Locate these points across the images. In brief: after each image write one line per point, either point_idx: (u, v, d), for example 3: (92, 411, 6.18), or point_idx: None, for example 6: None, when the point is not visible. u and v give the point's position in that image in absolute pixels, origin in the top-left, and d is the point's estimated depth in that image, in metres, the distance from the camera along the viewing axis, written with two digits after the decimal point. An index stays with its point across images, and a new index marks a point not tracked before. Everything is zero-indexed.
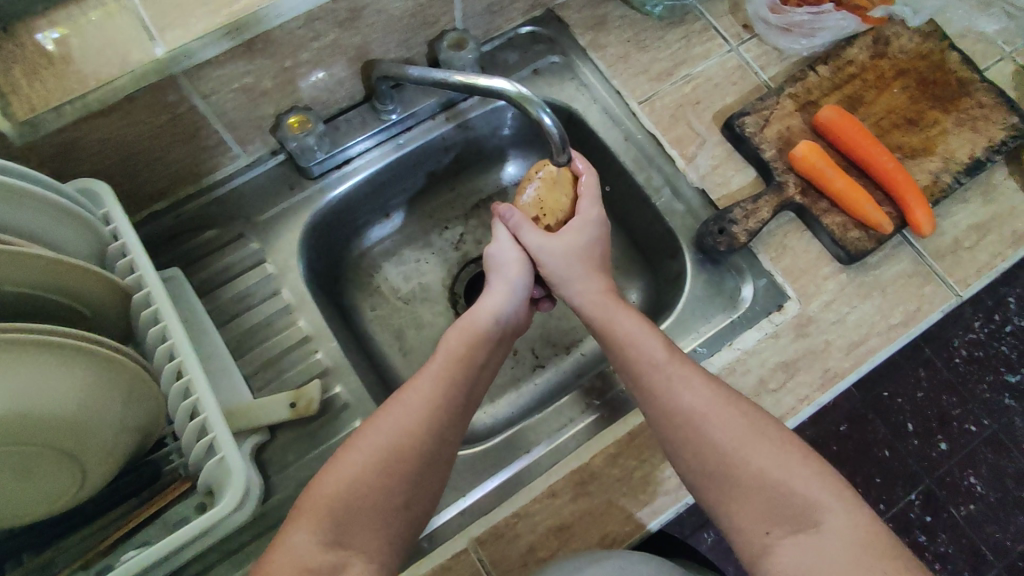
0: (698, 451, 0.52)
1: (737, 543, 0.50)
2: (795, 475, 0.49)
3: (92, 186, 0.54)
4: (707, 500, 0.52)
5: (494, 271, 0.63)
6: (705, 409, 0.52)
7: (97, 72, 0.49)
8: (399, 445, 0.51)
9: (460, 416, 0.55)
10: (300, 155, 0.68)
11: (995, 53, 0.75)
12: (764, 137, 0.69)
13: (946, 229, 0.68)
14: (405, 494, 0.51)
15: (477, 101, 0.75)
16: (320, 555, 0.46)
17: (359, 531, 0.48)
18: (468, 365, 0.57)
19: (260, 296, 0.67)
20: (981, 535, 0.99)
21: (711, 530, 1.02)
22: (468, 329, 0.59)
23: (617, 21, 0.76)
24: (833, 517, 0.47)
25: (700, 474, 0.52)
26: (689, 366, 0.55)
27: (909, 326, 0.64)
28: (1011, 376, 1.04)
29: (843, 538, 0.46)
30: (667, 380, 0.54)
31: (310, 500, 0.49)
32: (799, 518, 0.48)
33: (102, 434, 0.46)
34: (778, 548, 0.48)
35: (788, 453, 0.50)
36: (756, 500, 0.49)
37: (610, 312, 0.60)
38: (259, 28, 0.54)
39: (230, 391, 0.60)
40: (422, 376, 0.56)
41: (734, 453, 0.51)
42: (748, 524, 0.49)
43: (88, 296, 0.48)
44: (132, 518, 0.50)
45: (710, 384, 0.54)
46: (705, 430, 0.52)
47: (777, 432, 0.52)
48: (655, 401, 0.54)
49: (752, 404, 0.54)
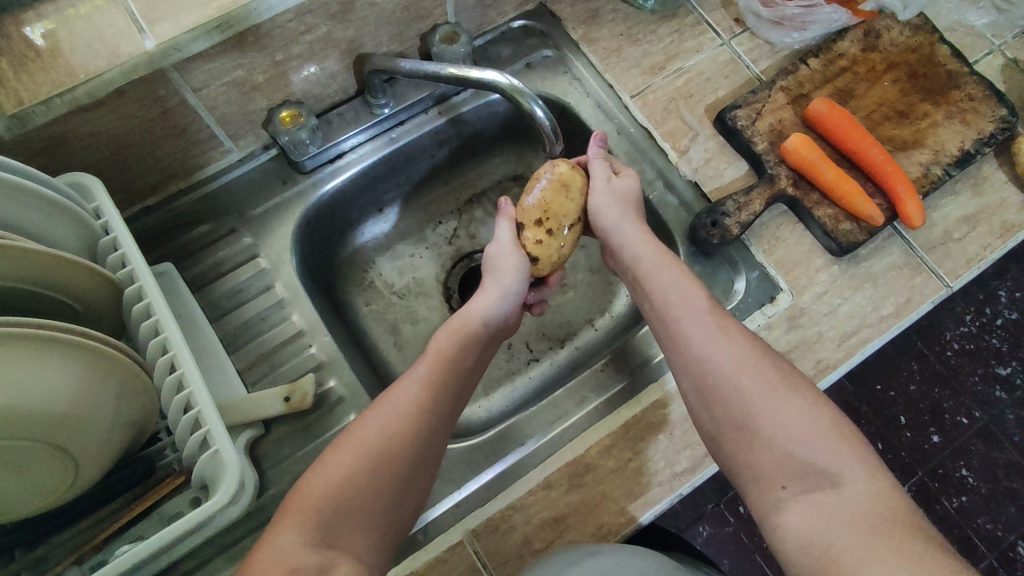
0: (725, 400, 0.52)
1: (751, 497, 0.50)
2: (820, 434, 0.49)
3: (83, 180, 0.54)
4: (724, 453, 0.52)
5: (490, 270, 0.64)
6: (738, 360, 0.53)
7: (86, 65, 0.49)
8: (393, 438, 0.52)
9: (450, 412, 0.56)
10: (292, 149, 0.68)
11: (984, 47, 0.76)
12: (756, 130, 0.69)
13: (936, 221, 0.68)
14: (394, 495, 0.51)
15: (469, 95, 0.75)
16: (306, 555, 0.45)
17: (345, 531, 0.47)
18: (454, 367, 0.57)
19: (253, 292, 0.66)
20: (974, 527, 1.00)
21: (707, 524, 1.03)
22: (459, 327, 0.60)
23: (610, 15, 0.77)
24: (851, 480, 0.47)
25: (722, 425, 0.52)
26: (727, 318, 0.56)
27: (900, 317, 0.64)
28: (1002, 369, 1.04)
29: (859, 501, 0.46)
30: (704, 330, 0.55)
31: (298, 499, 0.49)
32: (816, 476, 0.48)
33: (95, 428, 0.46)
34: (792, 505, 0.48)
35: (815, 415, 0.50)
36: (774, 453, 0.50)
37: (653, 256, 0.61)
38: (248, 22, 0.53)
39: (224, 386, 0.60)
40: (416, 370, 0.57)
41: (760, 409, 0.51)
42: (766, 476, 0.49)
43: (81, 290, 0.48)
44: (127, 513, 0.50)
45: (746, 336, 0.55)
46: (734, 383, 0.52)
47: (808, 391, 0.52)
48: (686, 349, 0.55)
49: (785, 363, 0.54)
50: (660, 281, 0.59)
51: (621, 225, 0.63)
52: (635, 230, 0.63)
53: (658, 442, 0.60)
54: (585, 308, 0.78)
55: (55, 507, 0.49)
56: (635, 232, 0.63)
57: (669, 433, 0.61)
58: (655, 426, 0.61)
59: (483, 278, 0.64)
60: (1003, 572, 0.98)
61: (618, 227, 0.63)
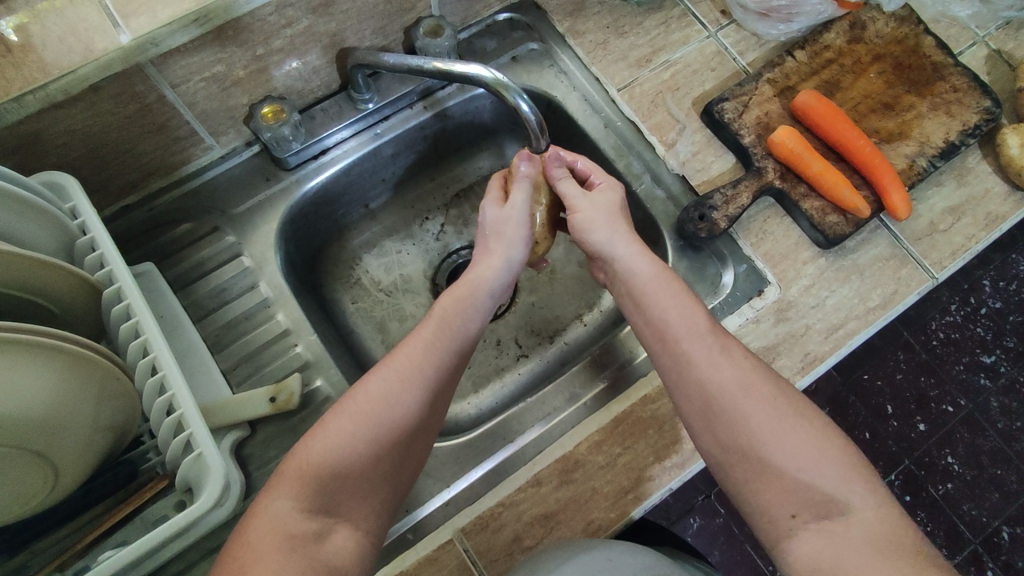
0: (728, 424, 0.51)
1: (758, 524, 0.50)
2: (828, 462, 0.50)
3: (58, 179, 0.53)
4: (731, 479, 0.52)
5: (495, 235, 0.61)
6: (743, 383, 0.52)
7: (60, 60, 0.47)
8: (391, 419, 0.51)
9: (452, 377, 0.56)
10: (274, 145, 0.66)
11: (968, 38, 0.76)
12: (743, 122, 0.69)
13: (921, 212, 0.69)
14: (392, 463, 0.52)
15: (455, 89, 0.74)
16: (302, 522, 0.47)
17: (342, 498, 0.49)
18: (458, 335, 0.56)
19: (236, 291, 0.65)
20: (958, 513, 1.01)
21: (698, 516, 1.03)
22: (464, 291, 0.58)
23: (595, 7, 0.76)
24: (859, 509, 0.48)
25: (728, 452, 0.51)
26: (729, 340, 0.55)
27: (886, 309, 0.65)
28: (986, 357, 1.06)
29: (868, 529, 0.47)
30: (708, 353, 0.53)
31: (292, 465, 0.49)
32: (825, 506, 0.48)
33: (74, 433, 0.45)
34: (801, 534, 0.48)
35: (823, 442, 0.51)
36: (782, 485, 0.49)
37: (651, 272, 0.57)
38: (228, 15, 0.52)
39: (208, 387, 0.59)
40: (417, 336, 0.56)
41: (764, 432, 0.50)
42: (775, 507, 0.49)
43: (57, 292, 0.47)
44: (113, 516, 0.49)
45: (749, 360, 0.54)
46: (739, 407, 0.51)
47: (814, 417, 0.52)
48: (688, 370, 0.53)
49: (787, 385, 0.54)
50: (659, 298, 0.56)
51: (615, 237, 0.59)
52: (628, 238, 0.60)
53: (647, 436, 0.60)
54: (573, 302, 0.78)
55: (36, 513, 0.48)
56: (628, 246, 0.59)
57: (659, 428, 0.60)
58: (645, 420, 0.61)
59: (485, 243, 0.62)
60: (987, 558, 1.00)
61: (608, 238, 0.60)
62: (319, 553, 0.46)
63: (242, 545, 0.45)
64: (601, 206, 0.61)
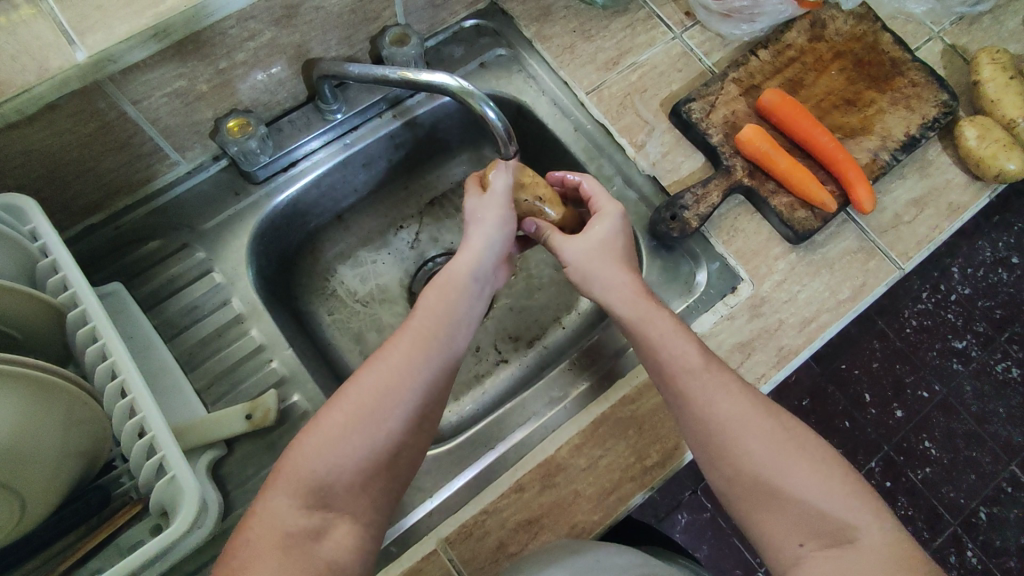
0: (734, 458, 0.52)
1: (767, 553, 0.51)
2: (837, 491, 0.50)
3: (15, 201, 0.51)
4: (742, 508, 0.52)
5: (470, 222, 0.61)
6: (743, 418, 0.53)
7: (12, 79, 0.46)
8: (386, 433, 0.51)
9: (445, 365, 0.55)
10: (243, 159, 0.66)
11: (924, 34, 0.78)
12: (711, 122, 0.70)
13: (886, 205, 0.70)
14: (384, 478, 0.51)
15: (423, 97, 0.74)
16: (299, 518, 0.47)
17: (338, 490, 0.49)
18: (443, 325, 0.56)
19: (207, 308, 0.64)
20: (937, 496, 1.04)
21: (685, 511, 1.05)
22: (443, 283, 0.58)
23: (561, 12, 0.76)
24: (868, 535, 0.49)
25: (737, 485, 0.52)
26: (725, 372, 0.54)
27: (856, 301, 0.66)
28: (957, 343, 1.08)
29: (878, 556, 0.48)
30: (705, 387, 0.53)
31: (281, 473, 0.49)
32: (835, 534, 0.49)
33: (42, 461, 0.44)
34: (810, 561, 0.49)
35: (831, 470, 0.51)
36: (790, 514, 0.50)
37: (638, 311, 0.57)
38: (188, 29, 0.51)
39: (183, 407, 0.58)
40: (409, 326, 0.56)
41: (764, 460, 0.51)
42: (784, 536, 0.50)
43: (17, 316, 0.46)
44: (84, 546, 0.48)
45: (746, 392, 0.54)
46: (739, 441, 0.52)
47: (818, 446, 0.53)
48: (685, 407, 0.53)
49: (789, 415, 0.55)
50: (652, 339, 0.55)
51: (609, 281, 0.58)
52: (615, 275, 0.58)
53: (627, 437, 0.60)
54: (551, 305, 0.78)
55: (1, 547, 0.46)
56: (624, 286, 0.58)
57: (639, 428, 0.61)
58: (625, 421, 0.61)
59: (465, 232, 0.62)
60: (968, 539, 1.02)
61: (601, 284, 0.59)
62: (315, 550, 0.46)
63: (241, 543, 0.46)
64: (584, 253, 0.60)
